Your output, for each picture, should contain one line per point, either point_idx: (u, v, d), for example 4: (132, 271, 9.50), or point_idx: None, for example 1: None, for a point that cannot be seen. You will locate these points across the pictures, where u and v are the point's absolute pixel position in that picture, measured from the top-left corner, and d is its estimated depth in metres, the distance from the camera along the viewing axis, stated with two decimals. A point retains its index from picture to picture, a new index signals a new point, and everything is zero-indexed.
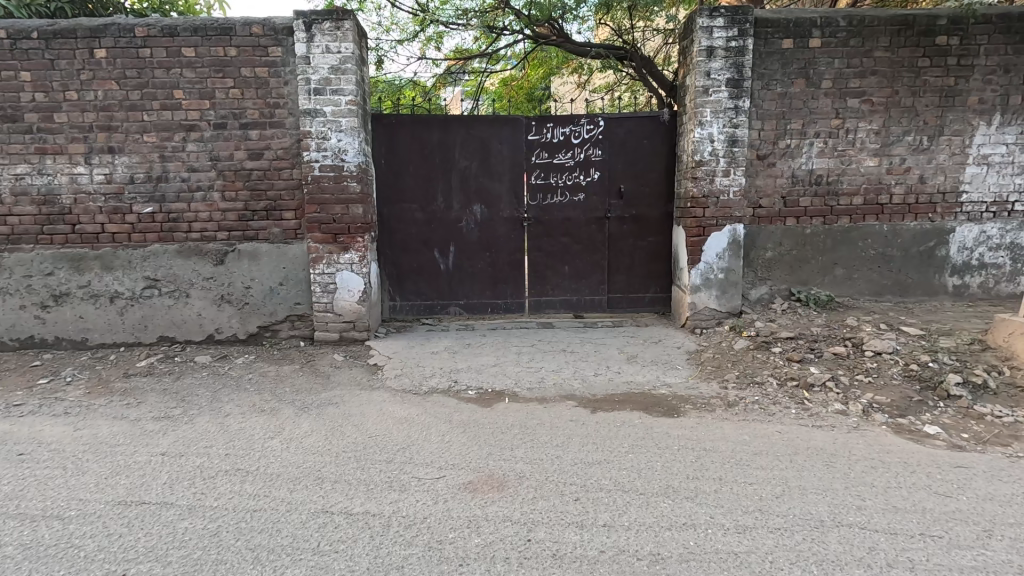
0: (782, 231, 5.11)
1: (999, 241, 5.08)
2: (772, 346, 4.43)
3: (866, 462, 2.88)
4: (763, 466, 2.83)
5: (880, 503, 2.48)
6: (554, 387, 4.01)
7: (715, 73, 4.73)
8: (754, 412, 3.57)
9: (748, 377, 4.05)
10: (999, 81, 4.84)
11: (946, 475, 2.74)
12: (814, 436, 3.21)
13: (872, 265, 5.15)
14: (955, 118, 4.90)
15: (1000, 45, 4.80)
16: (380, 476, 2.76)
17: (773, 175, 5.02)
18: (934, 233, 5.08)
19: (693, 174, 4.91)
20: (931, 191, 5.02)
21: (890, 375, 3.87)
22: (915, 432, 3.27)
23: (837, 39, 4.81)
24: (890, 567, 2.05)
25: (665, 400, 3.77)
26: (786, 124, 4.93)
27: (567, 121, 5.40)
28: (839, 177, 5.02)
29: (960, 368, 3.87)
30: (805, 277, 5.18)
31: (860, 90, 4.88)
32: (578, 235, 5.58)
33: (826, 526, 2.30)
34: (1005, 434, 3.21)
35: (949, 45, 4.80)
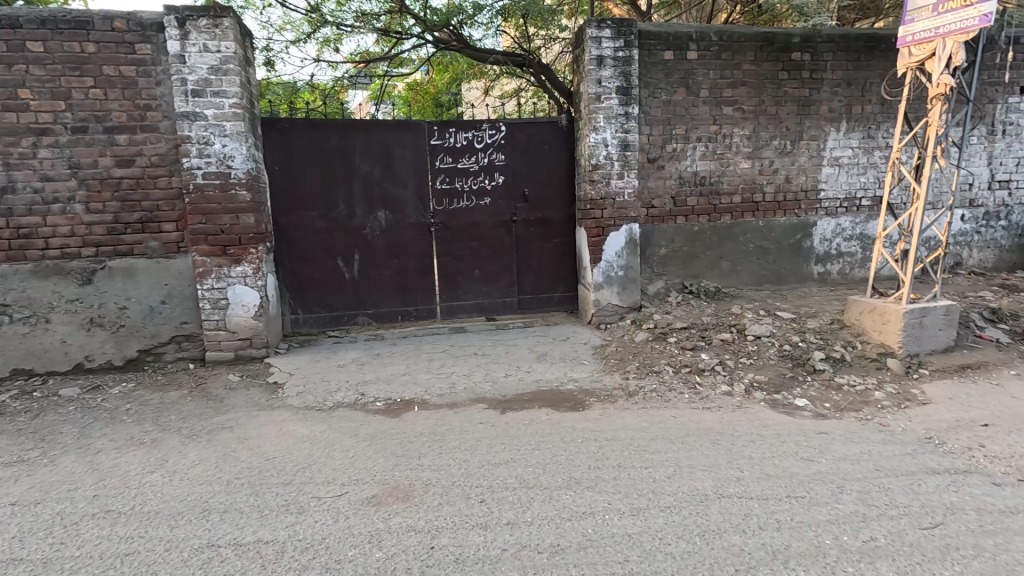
0: (673, 230, 5.51)
1: (851, 232, 5.82)
2: (668, 337, 4.74)
3: (746, 437, 3.17)
4: (658, 450, 3.02)
5: (755, 473, 2.74)
6: (464, 391, 4.01)
7: (605, 81, 4.98)
8: (652, 399, 3.80)
9: (647, 367, 4.31)
10: (844, 92, 5.54)
11: (810, 442, 3.08)
12: (704, 417, 3.48)
13: (752, 258, 5.68)
14: (811, 125, 5.54)
15: (843, 61, 5.49)
16: (276, 499, 2.61)
17: (662, 177, 5.39)
18: (800, 227, 5.71)
19: (591, 177, 5.13)
20: (795, 189, 5.64)
21: (767, 356, 4.29)
22: (787, 405, 3.66)
23: (711, 52, 5.26)
24: (761, 530, 2.26)
25: (572, 395, 3.90)
26: (671, 130, 5.32)
27: (468, 127, 5.43)
28: (720, 178, 5.49)
29: (823, 346, 4.38)
30: (695, 271, 5.61)
31: (732, 99, 5.37)
32: (486, 238, 5.62)
33: (710, 499, 2.50)
34: (857, 401, 3.67)
35: (802, 60, 5.42)
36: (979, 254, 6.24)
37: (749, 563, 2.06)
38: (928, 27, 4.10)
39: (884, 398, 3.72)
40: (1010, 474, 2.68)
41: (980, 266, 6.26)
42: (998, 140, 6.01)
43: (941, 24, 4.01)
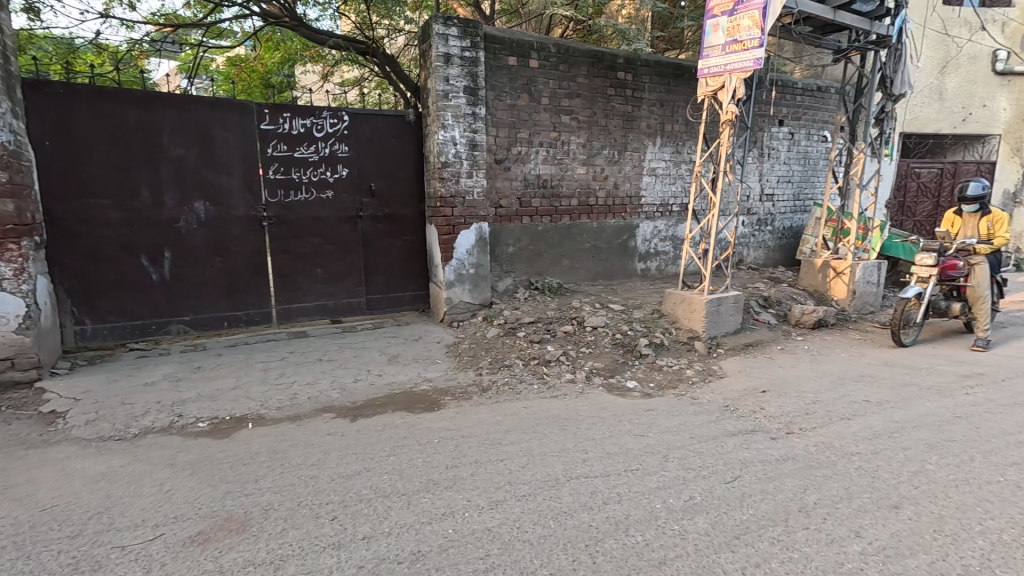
0: (519, 229, 5.76)
1: (666, 234, 6.74)
2: (517, 331, 4.94)
3: (589, 420, 3.46)
4: (511, 442, 3.12)
5: (597, 452, 3.00)
6: (308, 401, 3.67)
7: (452, 80, 4.98)
8: (505, 393, 3.93)
9: (499, 361, 4.44)
10: (658, 112, 6.37)
11: (641, 419, 3.48)
12: (551, 405, 3.71)
13: (588, 256, 6.23)
14: (634, 138, 6.27)
15: (658, 85, 6.31)
16: (58, 559, 2.08)
17: (509, 178, 5.60)
18: (626, 228, 6.42)
19: (440, 174, 5.10)
20: (622, 195, 6.33)
21: (603, 344, 4.75)
22: (620, 388, 4.09)
23: (550, 63, 5.61)
24: (605, 504, 2.48)
25: (426, 395, 3.84)
26: (516, 134, 5.56)
27: (306, 113, 4.98)
28: (560, 182, 5.90)
29: (647, 333, 4.99)
30: (540, 268, 5.95)
31: (569, 109, 5.81)
32: (329, 235, 5.22)
33: (561, 482, 2.67)
34: (674, 379, 4.27)
35: (626, 80, 6.09)
36: (755, 253, 7.73)
37: (596, 536, 2.24)
38: (718, 63, 4.92)
39: (693, 374, 4.38)
40: (781, 429, 3.36)
41: (755, 262, 7.76)
42: (765, 162, 7.51)
43: (727, 62, 4.84)
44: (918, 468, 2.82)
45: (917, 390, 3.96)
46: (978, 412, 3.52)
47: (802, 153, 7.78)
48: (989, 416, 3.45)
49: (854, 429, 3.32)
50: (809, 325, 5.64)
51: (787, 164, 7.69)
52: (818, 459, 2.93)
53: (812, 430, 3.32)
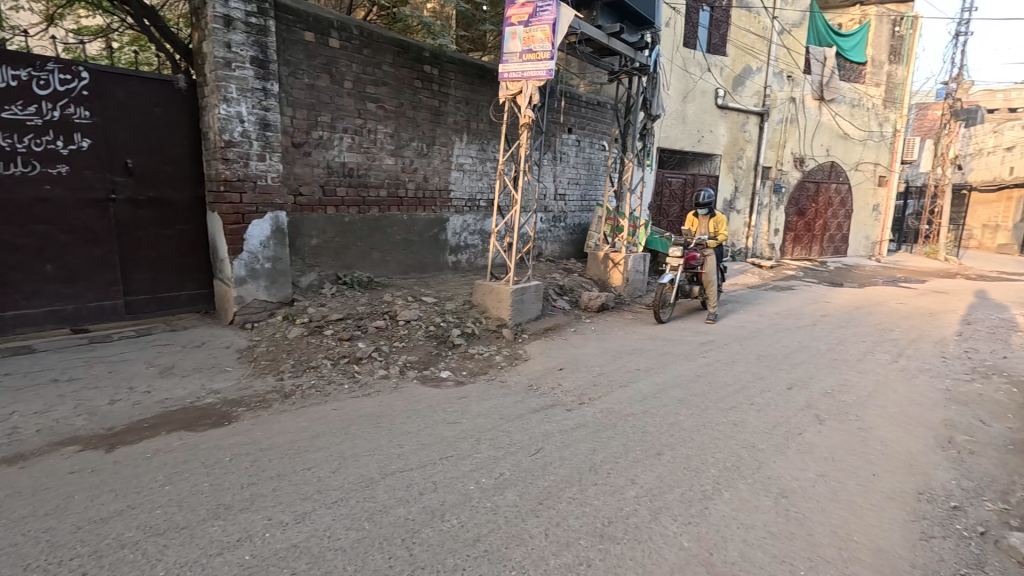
0: (323, 219, 5.37)
1: (475, 227, 7.02)
2: (324, 330, 4.60)
3: (404, 414, 3.42)
4: (320, 448, 2.90)
5: (413, 445, 2.99)
6: (38, 434, 2.86)
7: (235, 47, 4.36)
8: (311, 396, 3.63)
9: (303, 363, 4.07)
10: (464, 109, 6.57)
11: (454, 407, 3.59)
12: (364, 404, 3.56)
13: (398, 248, 6.12)
14: (442, 132, 6.36)
15: (463, 83, 6.50)
16: None
17: (309, 164, 5.17)
18: (436, 221, 6.50)
19: (223, 154, 4.43)
20: (432, 188, 6.38)
21: (417, 337, 4.75)
22: (434, 378, 4.15)
23: (352, 45, 5.32)
24: (421, 495, 2.49)
25: (214, 409, 3.32)
26: (316, 117, 5.15)
27: (20, 62, 3.86)
28: (367, 172, 5.67)
29: (459, 324, 5.16)
30: (348, 261, 5.65)
31: (375, 96, 5.60)
32: (64, 222, 4.12)
33: (375, 481, 2.59)
34: (485, 366, 4.50)
35: (432, 74, 6.13)
36: (551, 246, 8.59)
37: (413, 528, 2.23)
38: (516, 69, 5.26)
39: (501, 359, 4.67)
40: (575, 401, 3.81)
41: (552, 255, 8.62)
42: (558, 164, 8.39)
43: (524, 70, 5.21)
44: (673, 419, 3.49)
45: (672, 356, 4.90)
46: (710, 370, 4.52)
47: (587, 159, 8.89)
48: (718, 373, 4.45)
49: (629, 394, 3.95)
50: (594, 309, 6.50)
51: (575, 168, 8.71)
52: (604, 423, 3.41)
53: (599, 399, 3.84)
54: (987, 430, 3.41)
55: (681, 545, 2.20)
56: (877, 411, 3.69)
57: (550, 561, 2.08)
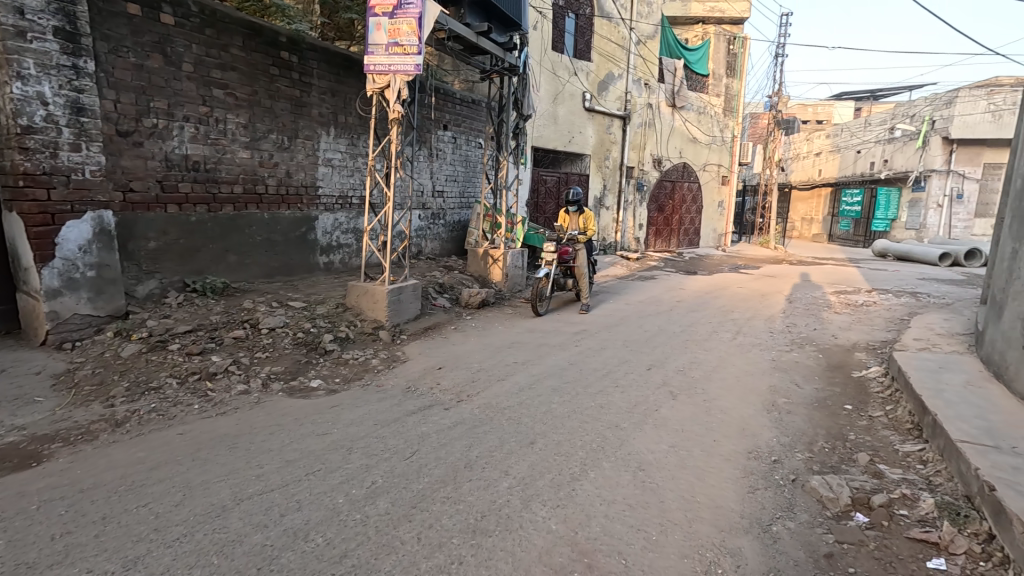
0: (163, 219, 4.74)
1: (347, 226, 6.69)
2: (168, 344, 4.06)
3: (265, 431, 3.14)
4: (160, 480, 2.55)
5: (276, 463, 2.76)
6: None
7: (30, 14, 3.65)
8: (151, 422, 3.18)
9: (142, 385, 3.56)
10: (329, 101, 6.21)
11: (324, 417, 3.38)
12: (218, 424, 3.21)
13: (260, 250, 5.62)
14: (305, 125, 5.95)
15: (327, 73, 6.13)
16: None
17: (141, 156, 4.52)
18: (304, 220, 6.09)
19: (19, 142, 3.69)
20: (296, 184, 5.95)
21: (283, 346, 4.41)
22: (303, 389, 3.87)
23: (190, 23, 4.74)
24: (283, 516, 2.31)
25: (18, 450, 2.77)
26: (147, 102, 4.52)
27: None
28: (216, 166, 5.11)
29: (331, 328, 4.89)
30: (198, 266, 5.06)
31: (222, 82, 5.05)
32: None
33: (228, 509, 2.34)
34: (360, 371, 4.31)
35: (291, 61, 5.69)
36: (431, 244, 8.51)
37: (271, 554, 2.06)
38: (382, 62, 5.08)
39: (378, 363, 4.51)
40: (453, 399, 3.80)
41: (432, 253, 8.54)
42: (434, 161, 8.35)
43: (391, 63, 5.05)
44: (547, 408, 3.65)
45: (547, 347, 5.12)
46: (581, 357, 4.81)
47: (464, 156, 8.95)
48: (589, 360, 4.74)
49: (507, 387, 4.04)
50: (475, 305, 6.56)
51: (452, 165, 8.72)
52: (481, 418, 3.45)
53: (477, 395, 3.88)
54: (800, 392, 4.05)
55: (549, 529, 2.30)
56: (719, 384, 4.20)
57: (421, 565, 2.05)
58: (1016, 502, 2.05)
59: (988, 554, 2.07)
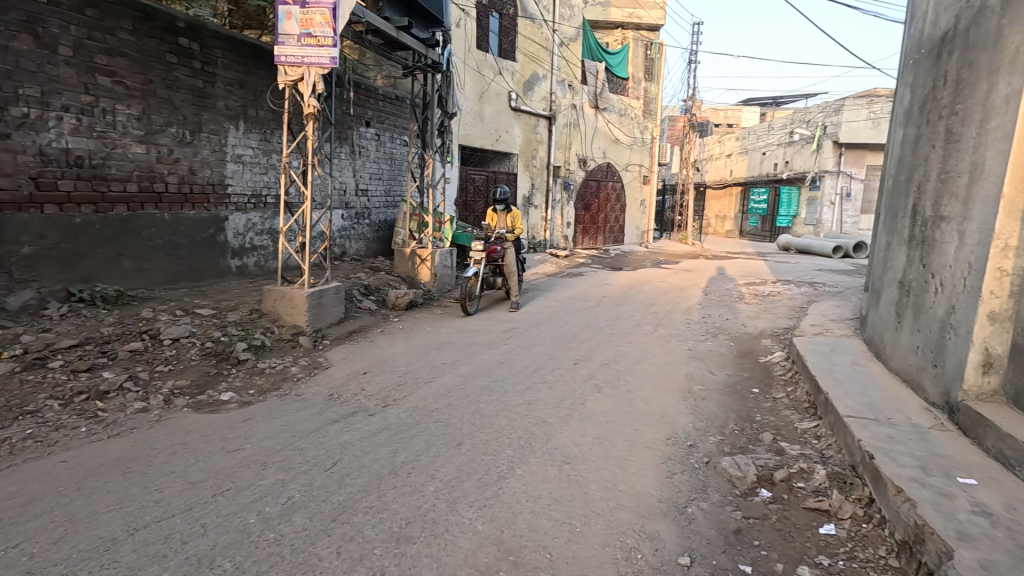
0: (41, 221, 4.23)
1: (262, 227, 6.34)
2: (49, 362, 3.62)
3: (166, 451, 2.87)
4: (35, 515, 2.26)
5: (178, 486, 2.54)
6: None
7: None
8: (26, 450, 2.82)
9: (15, 409, 3.14)
10: (237, 93, 5.84)
11: (235, 433, 3.15)
12: (109, 447, 2.90)
13: (161, 254, 5.19)
14: (210, 118, 5.57)
15: (233, 63, 5.75)
16: None
17: (9, 149, 4.01)
18: (212, 221, 5.70)
19: None
20: (201, 182, 5.56)
21: (189, 357, 4.07)
22: (212, 403, 3.58)
23: (67, 2, 4.28)
24: (185, 544, 2.12)
25: None
26: (16, 88, 4.01)
27: None
28: (105, 162, 4.65)
29: (245, 336, 4.59)
30: (86, 273, 4.58)
31: (109, 69, 4.60)
32: None
33: (119, 541, 2.12)
34: (278, 380, 4.06)
35: (191, 49, 5.29)
36: (356, 245, 8.23)
37: None
38: (295, 53, 4.82)
39: (298, 371, 4.27)
40: (378, 404, 3.68)
41: (357, 254, 8.27)
42: (357, 159, 8.07)
43: (306, 55, 4.81)
44: (474, 408, 3.62)
45: (477, 347, 5.10)
46: (510, 355, 4.83)
47: (389, 154, 8.72)
48: (517, 357, 4.78)
49: (434, 389, 3.97)
50: (403, 306, 6.41)
51: (376, 163, 8.47)
52: (407, 422, 3.37)
53: (404, 398, 3.78)
54: (714, 378, 4.31)
55: (475, 530, 2.28)
56: (641, 375, 4.37)
57: None
58: (890, 467, 2.29)
59: (869, 516, 2.30)
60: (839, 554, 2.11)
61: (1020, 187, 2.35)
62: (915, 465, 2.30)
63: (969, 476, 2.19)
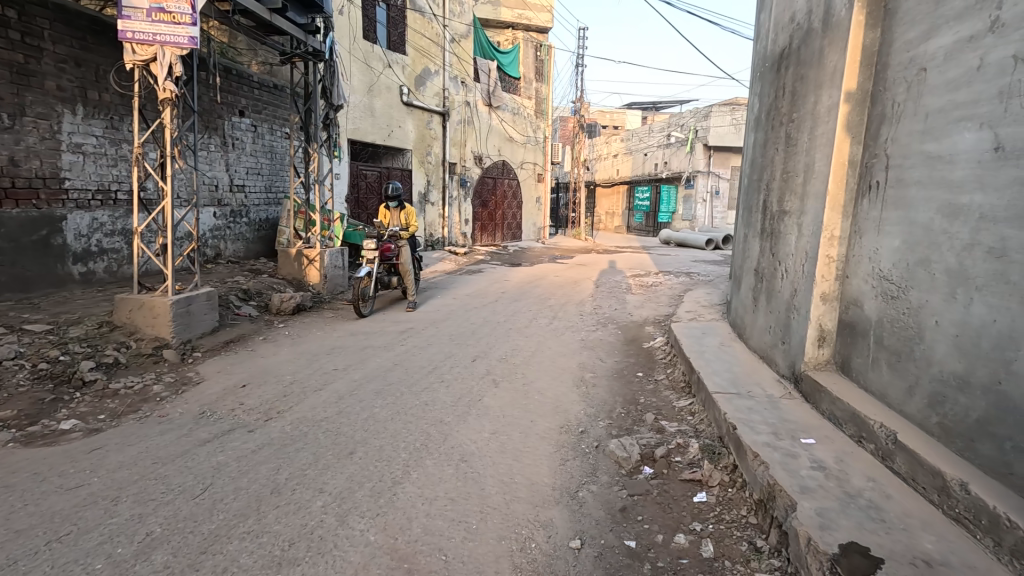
0: None
1: (112, 228, 5.58)
2: None
3: None
4: None
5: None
6: None
7: None
8: None
9: None
10: (72, 73, 5.10)
11: (78, 466, 2.71)
12: None
13: None
14: (36, 100, 4.80)
15: (65, 37, 5.02)
16: None
17: None
18: (43, 221, 4.91)
19: None
20: (27, 175, 4.77)
21: (16, 383, 3.45)
22: (49, 434, 3.05)
23: None
24: None
25: None
26: None
27: None
28: None
29: (92, 353, 4.00)
30: None
31: None
32: None
33: None
34: (136, 400, 3.57)
35: (6, 17, 4.54)
36: (232, 246, 7.51)
37: None
38: (144, 29, 4.25)
39: (162, 389, 3.78)
40: (259, 418, 3.37)
41: (235, 255, 7.56)
42: (230, 151, 7.37)
43: (159, 32, 4.26)
44: (368, 414, 3.47)
45: (371, 350, 4.89)
46: (406, 356, 4.71)
47: (268, 147, 8.08)
48: (414, 358, 4.65)
49: (324, 397, 3.74)
50: (289, 311, 5.95)
51: (254, 156, 7.81)
52: (292, 436, 3.13)
53: (289, 410, 3.51)
54: (604, 366, 4.54)
55: (367, 541, 2.17)
56: (537, 367, 4.48)
57: None
58: (749, 435, 2.57)
59: (734, 481, 2.56)
60: (708, 519, 2.33)
61: (840, 185, 2.75)
62: (768, 431, 2.60)
63: (810, 437, 2.52)
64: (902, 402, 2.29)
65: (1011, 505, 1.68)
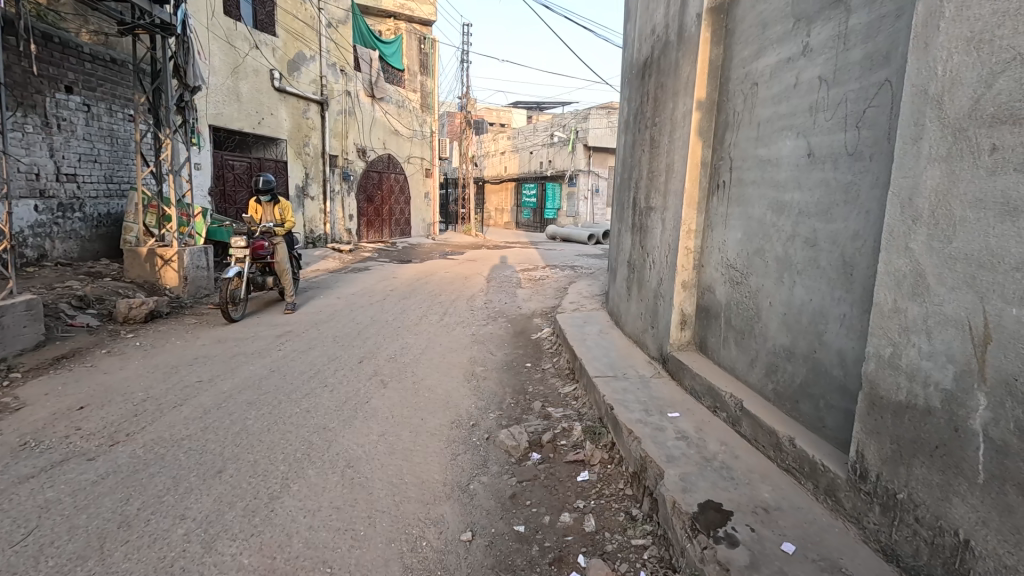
0: None
1: None
2: None
3: None
4: None
5: None
6: None
7: None
8: None
9: None
10: None
11: None
12: None
13: None
14: None
15: None
16: None
17: None
18: None
19: None
20: None
21: None
22: None
23: None
24: None
25: None
26: None
27: None
28: None
29: None
30: None
31: None
32: None
33: None
34: None
35: None
36: (63, 245, 6.40)
37: None
38: None
39: None
40: (103, 444, 2.91)
41: (67, 257, 6.45)
42: (54, 134, 6.26)
43: None
44: (240, 427, 3.17)
45: (242, 357, 4.47)
46: (284, 362, 4.38)
47: (107, 130, 6.98)
48: (293, 363, 4.34)
49: (185, 413, 3.34)
50: (140, 318, 5.24)
51: (88, 141, 6.70)
52: (146, 459, 2.76)
53: (142, 431, 3.07)
54: (494, 359, 4.61)
55: (240, 565, 1.99)
56: (427, 365, 4.42)
57: None
58: (624, 414, 2.78)
59: (612, 458, 2.76)
60: (590, 496, 2.48)
61: (695, 184, 3.06)
62: (640, 409, 2.83)
63: (675, 410, 2.79)
64: (747, 374, 2.63)
65: (825, 453, 2.01)
